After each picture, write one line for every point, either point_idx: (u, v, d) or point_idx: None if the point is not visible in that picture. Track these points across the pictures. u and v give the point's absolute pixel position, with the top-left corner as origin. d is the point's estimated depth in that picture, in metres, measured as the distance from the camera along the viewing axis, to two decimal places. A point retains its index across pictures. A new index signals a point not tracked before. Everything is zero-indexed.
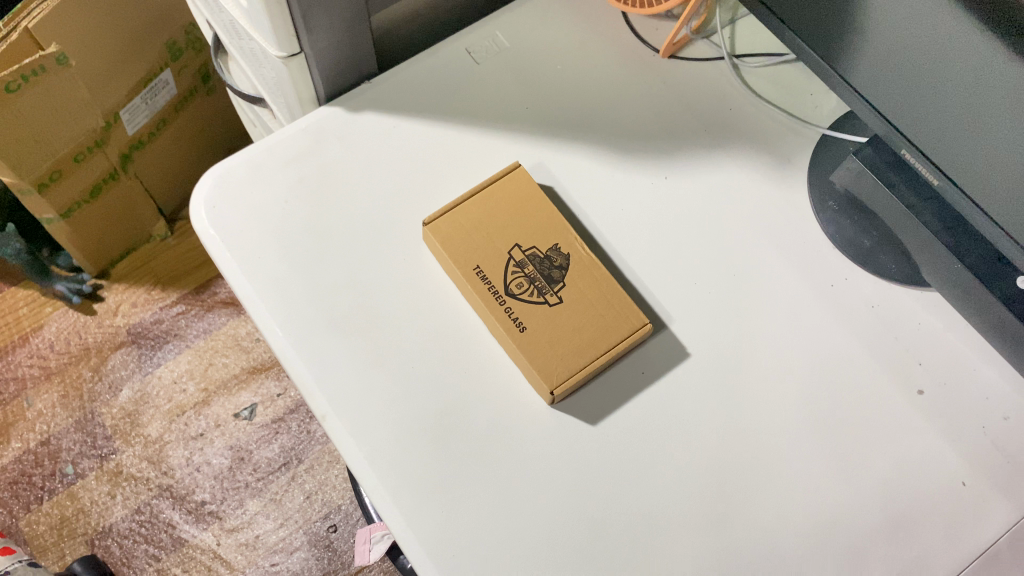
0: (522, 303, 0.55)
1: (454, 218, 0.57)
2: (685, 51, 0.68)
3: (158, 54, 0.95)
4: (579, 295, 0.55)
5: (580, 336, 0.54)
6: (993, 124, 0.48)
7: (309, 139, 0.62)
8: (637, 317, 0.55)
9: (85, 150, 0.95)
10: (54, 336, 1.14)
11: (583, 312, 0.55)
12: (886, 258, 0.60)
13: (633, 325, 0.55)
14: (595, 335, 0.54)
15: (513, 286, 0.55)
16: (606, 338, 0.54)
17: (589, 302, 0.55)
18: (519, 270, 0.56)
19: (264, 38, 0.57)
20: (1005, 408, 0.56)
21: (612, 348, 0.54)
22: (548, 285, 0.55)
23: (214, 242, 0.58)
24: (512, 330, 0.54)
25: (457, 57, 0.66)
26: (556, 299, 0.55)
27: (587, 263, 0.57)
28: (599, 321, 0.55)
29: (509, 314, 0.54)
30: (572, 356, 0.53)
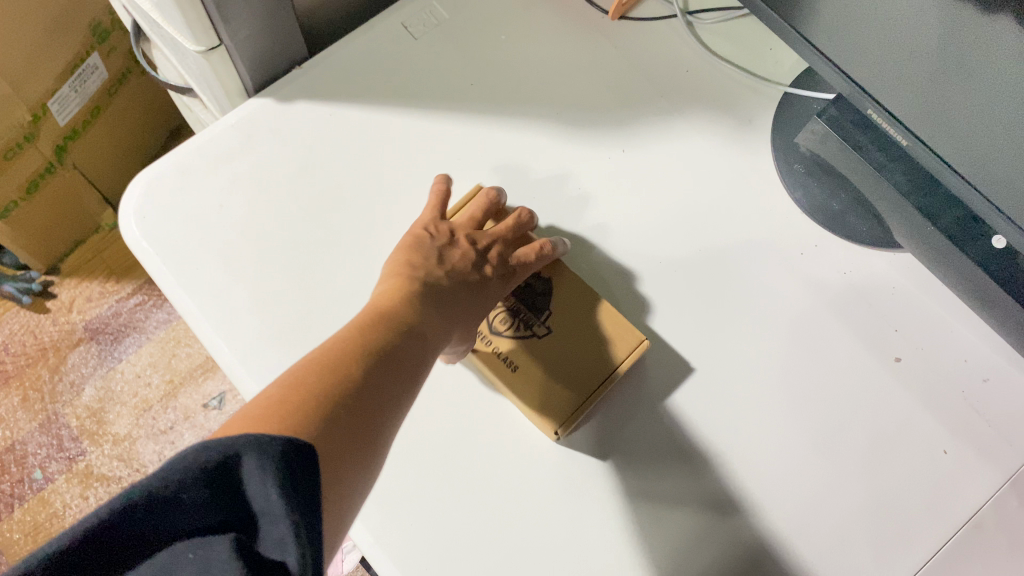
0: (507, 339, 0.52)
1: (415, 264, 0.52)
2: (635, 12, 0.66)
3: (82, 37, 0.90)
4: (572, 320, 0.52)
5: (576, 363, 0.51)
6: (965, 77, 0.45)
7: (241, 135, 0.58)
8: (632, 335, 0.52)
9: (15, 144, 0.90)
10: (7, 338, 1.10)
11: (576, 337, 0.52)
12: (856, 221, 0.58)
13: (628, 343, 0.52)
14: (594, 360, 0.51)
15: (497, 324, 0.52)
16: (609, 362, 0.51)
17: (582, 326, 0.52)
18: (502, 305, 0.53)
19: (179, 31, 0.53)
20: (984, 369, 0.54)
21: (611, 373, 0.51)
22: (534, 315, 0.53)
23: (148, 254, 0.55)
24: (499, 368, 0.51)
25: (394, 33, 0.63)
26: (545, 328, 0.52)
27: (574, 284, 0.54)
28: (594, 347, 0.52)
29: (497, 355, 0.51)
30: (569, 384, 0.51)
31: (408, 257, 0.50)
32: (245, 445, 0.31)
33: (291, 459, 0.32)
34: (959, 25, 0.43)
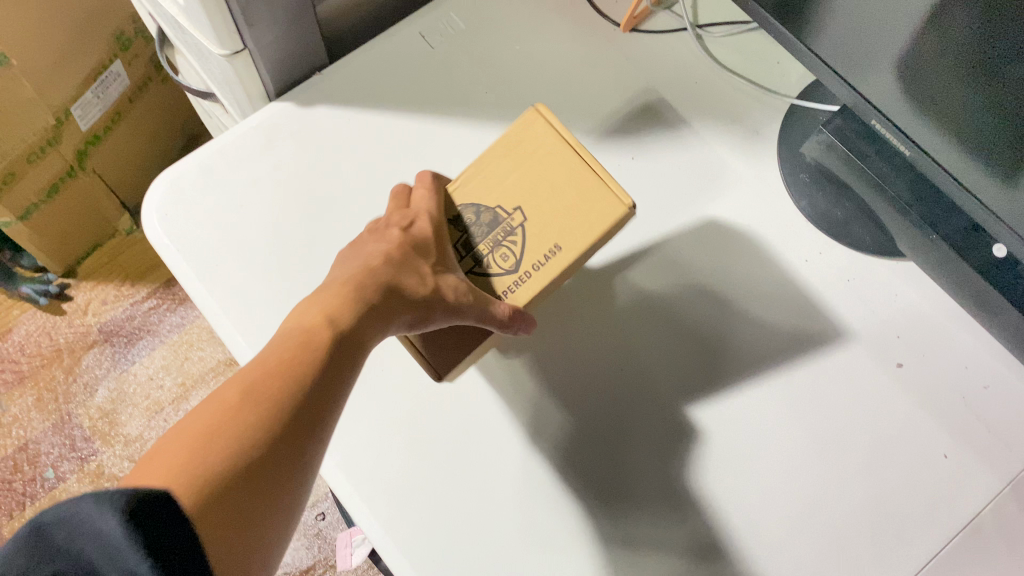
0: (516, 241, 0.48)
1: (428, 343, 0.49)
2: (647, 24, 0.67)
3: (105, 45, 0.92)
4: (528, 175, 0.49)
5: (561, 168, 0.49)
6: (960, 91, 0.47)
7: (262, 138, 0.60)
8: (531, 119, 0.50)
9: (37, 149, 0.92)
10: (24, 338, 1.11)
11: (542, 179, 0.49)
12: (860, 230, 0.59)
13: (547, 124, 0.50)
14: (552, 144, 0.49)
15: (507, 261, 0.48)
16: (560, 133, 0.49)
17: (536, 159, 0.49)
18: (486, 254, 0.49)
19: (204, 36, 0.55)
20: (984, 377, 0.55)
21: (572, 145, 0.49)
22: (499, 230, 0.49)
23: (170, 251, 0.56)
24: (558, 262, 0.48)
25: (412, 42, 0.65)
26: (518, 211, 0.49)
27: (489, 164, 0.50)
28: (546, 162, 0.49)
29: (543, 262, 0.48)
30: (573, 178, 0.48)
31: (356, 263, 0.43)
32: (77, 503, 0.27)
33: (143, 508, 0.27)
34: (953, 41, 0.45)
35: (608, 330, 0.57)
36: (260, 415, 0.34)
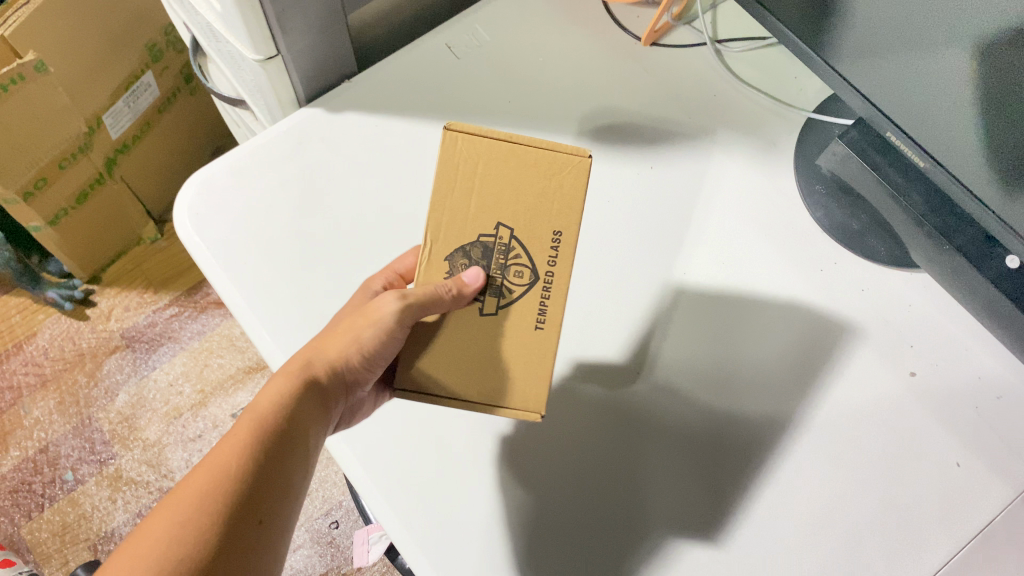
0: (520, 255, 0.48)
1: (507, 397, 0.48)
2: (668, 38, 0.69)
3: (138, 56, 0.95)
4: (486, 189, 0.47)
5: (511, 160, 0.47)
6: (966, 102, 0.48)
7: (292, 141, 0.62)
8: (450, 139, 0.47)
9: (69, 155, 0.95)
10: (48, 342, 1.13)
11: (504, 187, 0.47)
12: (875, 242, 0.60)
13: (467, 135, 0.47)
14: (489, 148, 0.47)
15: (524, 274, 0.48)
16: (487, 136, 0.47)
17: (484, 171, 0.47)
18: (501, 280, 0.48)
19: (241, 41, 0.57)
20: (997, 387, 0.56)
21: (509, 141, 0.47)
22: (492, 257, 0.48)
23: (199, 248, 0.58)
24: (567, 241, 0.48)
25: (438, 52, 0.67)
26: (495, 228, 0.48)
27: (444, 207, 0.47)
28: (490, 171, 0.47)
29: (555, 252, 0.48)
30: (531, 162, 0.47)
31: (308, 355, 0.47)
32: None
33: None
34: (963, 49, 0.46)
35: (625, 333, 0.57)
36: (184, 520, 0.39)
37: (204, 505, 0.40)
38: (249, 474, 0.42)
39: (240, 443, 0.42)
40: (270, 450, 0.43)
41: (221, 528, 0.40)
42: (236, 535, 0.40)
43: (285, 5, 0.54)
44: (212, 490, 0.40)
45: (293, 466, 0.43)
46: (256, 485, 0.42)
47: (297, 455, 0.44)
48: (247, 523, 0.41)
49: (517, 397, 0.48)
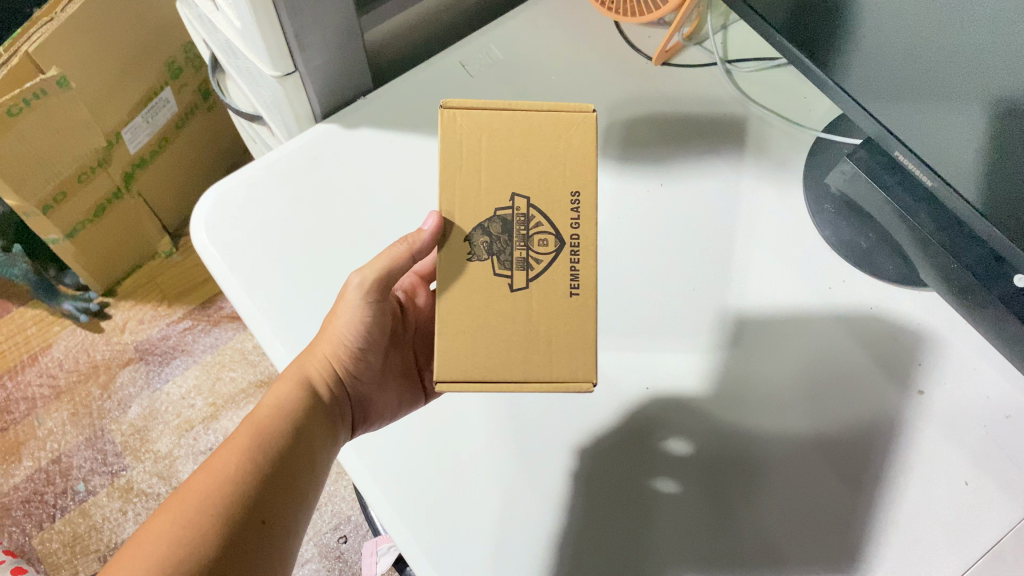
0: (541, 223, 0.48)
1: (556, 370, 0.47)
2: (679, 58, 0.71)
3: (157, 72, 0.97)
4: (495, 158, 0.47)
5: (516, 126, 0.48)
6: (970, 120, 0.49)
7: (307, 156, 0.63)
8: (452, 115, 0.47)
9: (88, 169, 0.97)
10: (62, 354, 1.15)
11: (512, 154, 0.48)
12: (884, 260, 0.60)
13: (469, 108, 0.48)
14: (490, 118, 0.48)
15: (549, 242, 0.48)
16: (485, 108, 0.48)
17: (489, 141, 0.48)
18: (527, 253, 0.48)
19: (259, 58, 0.59)
20: (1006, 406, 0.55)
21: (512, 107, 0.48)
22: (513, 230, 0.48)
23: (215, 259, 0.59)
24: (587, 202, 0.48)
25: (452, 70, 0.68)
26: (511, 201, 0.48)
27: (454, 186, 0.48)
28: (495, 140, 0.48)
29: (576, 215, 0.48)
30: (537, 125, 0.48)
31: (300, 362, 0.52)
32: None
33: None
34: (966, 67, 0.47)
35: (634, 346, 0.57)
36: (187, 521, 0.43)
37: (204, 506, 0.43)
38: (247, 475, 0.46)
39: (242, 447, 0.47)
40: (271, 453, 0.47)
41: (227, 526, 0.43)
42: (241, 529, 0.44)
43: (303, 23, 0.55)
44: (211, 493, 0.44)
45: (292, 466, 0.47)
46: (256, 485, 0.45)
47: (295, 456, 0.48)
48: (250, 520, 0.44)
49: (567, 369, 0.47)
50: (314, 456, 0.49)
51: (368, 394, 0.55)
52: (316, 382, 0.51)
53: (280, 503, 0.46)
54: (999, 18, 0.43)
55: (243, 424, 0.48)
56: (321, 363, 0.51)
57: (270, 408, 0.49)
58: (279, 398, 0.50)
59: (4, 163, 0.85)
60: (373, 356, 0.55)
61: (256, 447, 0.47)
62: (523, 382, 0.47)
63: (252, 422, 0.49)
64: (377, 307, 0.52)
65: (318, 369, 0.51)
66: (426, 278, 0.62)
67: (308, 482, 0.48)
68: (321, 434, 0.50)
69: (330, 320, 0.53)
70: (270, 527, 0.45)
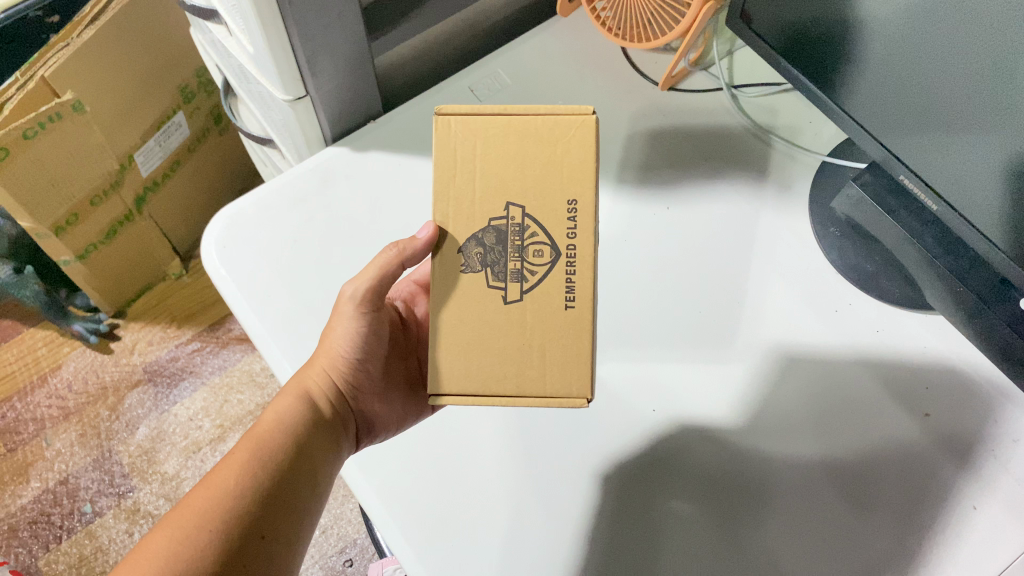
0: (536, 232, 0.49)
1: (549, 384, 0.47)
2: (684, 83, 0.72)
3: (170, 97, 0.99)
4: (488, 165, 0.49)
5: (511, 132, 0.48)
6: (972, 145, 0.49)
7: (317, 178, 0.64)
8: (444, 121, 0.49)
9: (100, 192, 0.98)
10: (72, 375, 1.15)
11: (507, 161, 0.48)
12: (888, 283, 0.60)
13: (462, 116, 0.49)
14: (485, 125, 0.49)
15: (545, 252, 0.49)
16: (479, 115, 0.49)
17: (484, 148, 0.49)
18: (522, 263, 0.49)
19: (271, 82, 0.60)
20: (1014, 430, 0.54)
21: (507, 111, 0.49)
22: (507, 239, 0.49)
23: (225, 280, 0.59)
24: (584, 209, 0.48)
25: (460, 95, 0.70)
26: (506, 210, 0.49)
27: (448, 198, 0.49)
28: (489, 146, 0.49)
29: (571, 226, 0.48)
30: (533, 129, 0.48)
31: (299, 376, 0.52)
32: None
33: None
34: (967, 92, 0.47)
35: (639, 366, 0.57)
36: (183, 535, 0.43)
37: (201, 521, 0.44)
38: (245, 490, 0.46)
39: (243, 462, 0.47)
40: (272, 467, 0.47)
41: (229, 540, 0.44)
42: (239, 544, 0.44)
43: (316, 48, 0.56)
44: (208, 508, 0.44)
45: (292, 480, 0.48)
46: (255, 499, 0.46)
47: (295, 471, 0.48)
48: (248, 534, 0.44)
49: (560, 384, 0.47)
50: (315, 470, 0.49)
51: (372, 406, 0.55)
52: (316, 395, 0.52)
53: (283, 516, 0.46)
54: (999, 44, 0.44)
55: (243, 439, 0.49)
56: (320, 376, 0.52)
57: (270, 422, 0.50)
58: (279, 412, 0.51)
59: (18, 186, 0.86)
60: (372, 366, 0.55)
61: (255, 463, 0.47)
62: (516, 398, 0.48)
63: (252, 437, 0.49)
64: (370, 318, 0.53)
65: (318, 382, 0.52)
66: (425, 288, 0.62)
67: (309, 496, 0.48)
68: (321, 448, 0.50)
69: (326, 334, 0.53)
70: (268, 542, 0.45)
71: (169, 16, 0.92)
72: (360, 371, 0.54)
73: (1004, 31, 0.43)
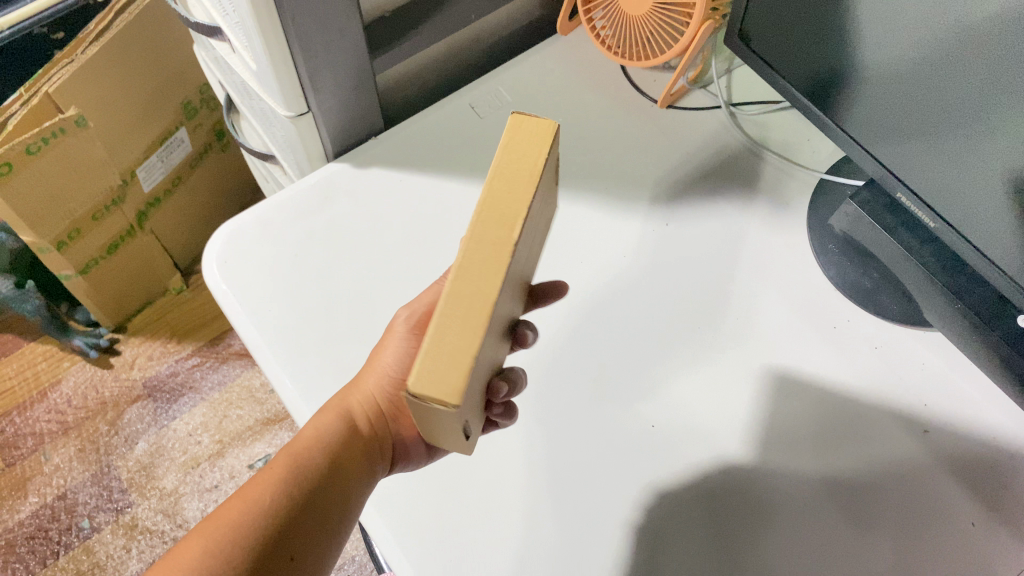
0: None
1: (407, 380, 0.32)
2: (682, 102, 0.73)
3: (173, 113, 1.00)
4: None
5: None
6: (969, 164, 0.49)
7: (319, 194, 0.65)
8: None
9: (102, 207, 0.99)
10: (71, 390, 1.15)
11: None
12: (887, 299, 0.61)
13: None
14: None
15: None
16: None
17: None
18: None
19: (274, 98, 0.60)
20: (1013, 447, 0.54)
21: None
22: None
23: (226, 295, 0.60)
24: None
25: (461, 112, 0.70)
26: None
27: None
28: None
29: None
30: None
31: (346, 394, 0.51)
32: None
33: None
34: (965, 110, 0.48)
35: (640, 379, 0.57)
36: (216, 548, 0.42)
37: (234, 537, 0.43)
38: (280, 507, 0.45)
39: (280, 479, 0.46)
40: (309, 487, 0.46)
41: (258, 555, 0.43)
42: (268, 563, 0.43)
43: (317, 66, 0.57)
44: (240, 525, 0.43)
45: (327, 502, 0.46)
46: (289, 520, 0.45)
47: (332, 492, 0.47)
48: (279, 554, 0.44)
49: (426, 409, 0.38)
50: (349, 492, 0.48)
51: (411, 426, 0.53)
52: (358, 415, 0.50)
53: (313, 538, 0.45)
54: (994, 63, 0.44)
55: (280, 452, 0.47)
56: (365, 397, 0.50)
57: (309, 439, 0.48)
58: (319, 429, 0.49)
59: (21, 202, 0.87)
60: None
61: (291, 480, 0.46)
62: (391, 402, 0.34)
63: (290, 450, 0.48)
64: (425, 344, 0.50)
65: (361, 405, 0.50)
66: None
67: (341, 518, 0.47)
68: (358, 470, 0.49)
69: (378, 352, 0.52)
70: (297, 564, 0.44)
71: (173, 34, 0.93)
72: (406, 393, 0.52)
73: (998, 46, 0.43)
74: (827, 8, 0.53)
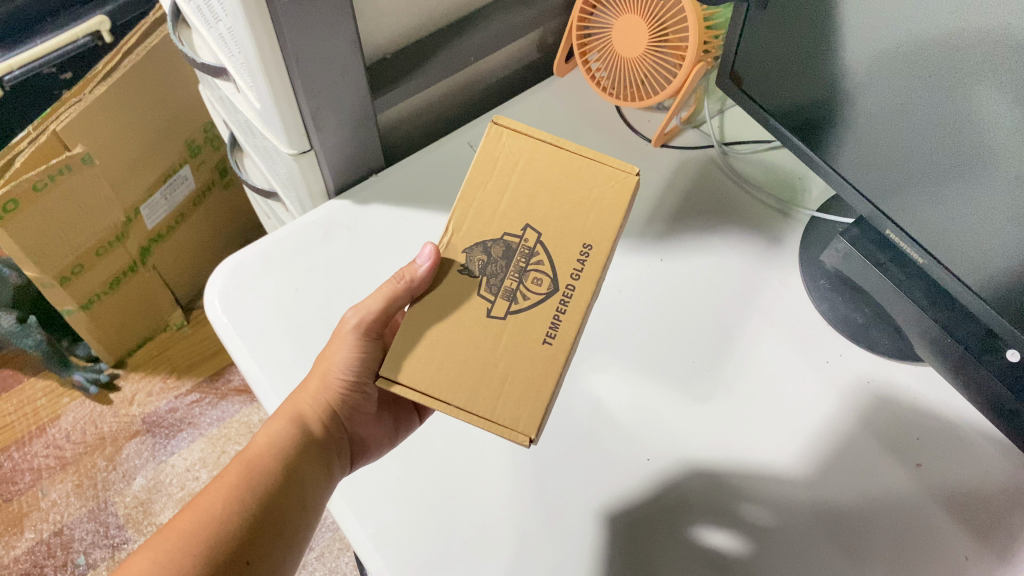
0: (542, 261, 0.50)
1: (501, 415, 0.48)
2: (675, 140, 0.74)
3: (178, 151, 1.02)
4: (513, 192, 0.51)
5: (535, 161, 0.51)
6: (954, 201, 0.51)
7: (320, 229, 0.66)
8: (500, 132, 0.51)
9: (106, 244, 1.00)
10: (70, 425, 1.16)
11: (533, 193, 0.51)
12: (879, 334, 0.61)
13: (510, 132, 0.51)
14: (523, 152, 0.51)
15: (531, 282, 0.50)
16: (530, 137, 0.51)
17: (512, 183, 0.51)
18: (511, 276, 0.50)
19: (276, 136, 0.62)
20: (1005, 481, 0.55)
21: (530, 135, 0.51)
22: (501, 266, 0.50)
23: (226, 328, 0.61)
24: (597, 254, 0.50)
25: (459, 150, 0.72)
26: (518, 243, 0.50)
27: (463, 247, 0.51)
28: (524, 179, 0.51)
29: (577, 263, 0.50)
30: (548, 162, 0.51)
31: (295, 402, 0.52)
32: None
33: None
34: (944, 147, 0.49)
35: (637, 411, 0.58)
36: (167, 559, 0.44)
37: (185, 546, 0.44)
38: (232, 514, 0.46)
39: (229, 487, 0.47)
40: (262, 494, 0.48)
41: (212, 564, 0.44)
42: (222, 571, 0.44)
43: (320, 105, 0.58)
44: (193, 534, 0.45)
45: (282, 506, 0.48)
46: (242, 528, 0.46)
47: (287, 495, 0.48)
48: (235, 558, 0.45)
49: (510, 415, 0.47)
50: (308, 496, 0.49)
51: (362, 427, 0.56)
52: (309, 420, 0.52)
53: (271, 542, 0.47)
54: (975, 103, 0.46)
55: (235, 462, 0.49)
56: (315, 401, 0.52)
57: (262, 446, 0.50)
58: (270, 435, 0.51)
59: (26, 237, 0.88)
60: (370, 388, 0.55)
61: (244, 489, 0.48)
62: (462, 411, 0.48)
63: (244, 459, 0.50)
64: (371, 344, 0.53)
65: (312, 408, 0.52)
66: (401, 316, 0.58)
67: (300, 524, 0.48)
68: (316, 473, 0.50)
69: (325, 356, 0.53)
70: (254, 568, 0.46)
71: (179, 74, 0.95)
72: (354, 393, 0.54)
73: (977, 87, 0.45)
74: (816, 50, 0.55)
